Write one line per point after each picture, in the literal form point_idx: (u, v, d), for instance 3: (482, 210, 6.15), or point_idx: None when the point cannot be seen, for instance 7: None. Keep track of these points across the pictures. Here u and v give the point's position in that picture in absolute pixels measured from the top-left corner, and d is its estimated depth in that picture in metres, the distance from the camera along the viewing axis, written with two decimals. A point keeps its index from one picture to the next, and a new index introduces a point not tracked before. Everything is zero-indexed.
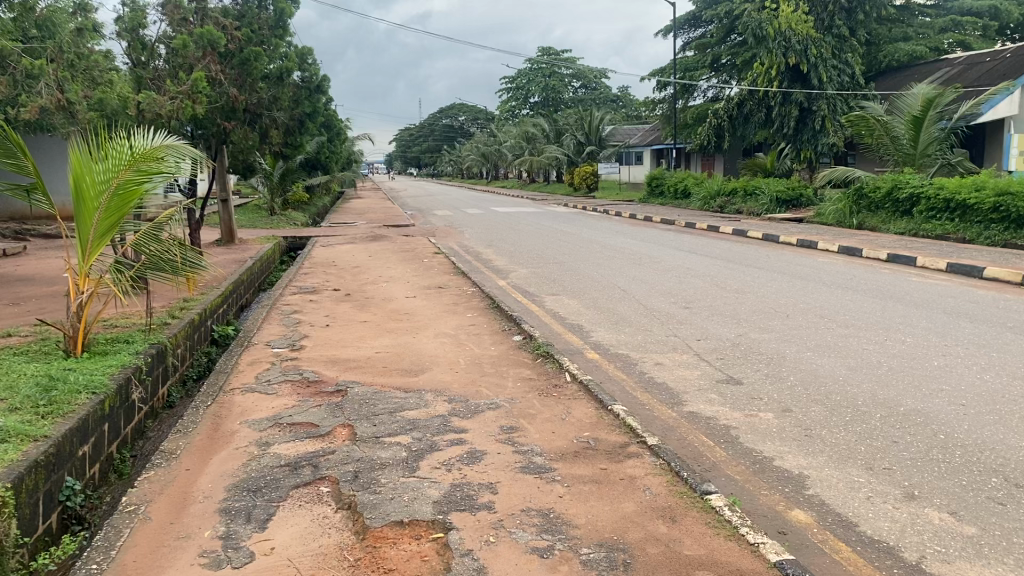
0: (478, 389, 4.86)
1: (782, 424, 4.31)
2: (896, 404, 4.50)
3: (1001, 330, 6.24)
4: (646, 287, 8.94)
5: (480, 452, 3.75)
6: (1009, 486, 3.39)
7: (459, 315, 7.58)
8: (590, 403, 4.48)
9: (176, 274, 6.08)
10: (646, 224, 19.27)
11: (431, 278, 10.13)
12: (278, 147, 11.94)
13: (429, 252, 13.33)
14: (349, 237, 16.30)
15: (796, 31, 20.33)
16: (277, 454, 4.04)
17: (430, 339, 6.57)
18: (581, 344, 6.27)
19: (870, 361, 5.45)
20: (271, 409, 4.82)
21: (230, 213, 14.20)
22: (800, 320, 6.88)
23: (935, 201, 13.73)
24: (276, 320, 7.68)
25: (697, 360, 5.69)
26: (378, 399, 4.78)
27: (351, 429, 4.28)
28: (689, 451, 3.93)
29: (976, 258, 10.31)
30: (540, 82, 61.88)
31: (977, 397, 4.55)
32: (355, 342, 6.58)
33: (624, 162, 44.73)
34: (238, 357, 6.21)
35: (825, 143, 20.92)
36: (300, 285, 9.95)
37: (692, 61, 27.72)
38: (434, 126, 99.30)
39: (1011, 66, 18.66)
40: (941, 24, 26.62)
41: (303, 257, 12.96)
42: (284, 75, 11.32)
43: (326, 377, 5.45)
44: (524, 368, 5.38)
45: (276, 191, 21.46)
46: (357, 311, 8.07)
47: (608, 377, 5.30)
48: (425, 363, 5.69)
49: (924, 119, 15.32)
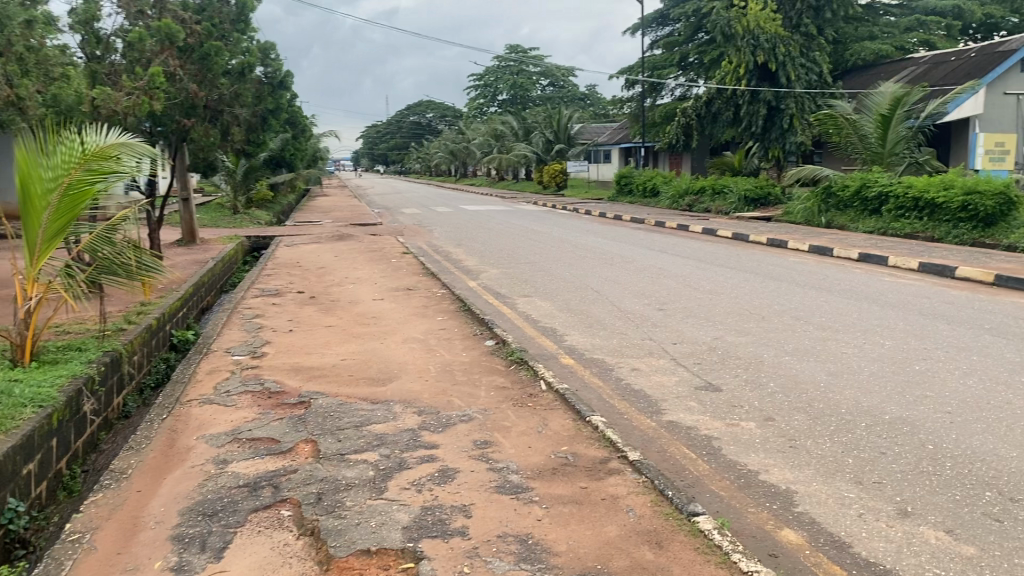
0: (449, 399, 4.65)
1: (766, 434, 4.15)
2: (880, 412, 4.37)
3: (980, 332, 6.17)
4: (619, 288, 8.79)
5: (452, 470, 3.54)
6: (1005, 501, 3.26)
7: (428, 319, 7.35)
8: (568, 414, 4.29)
9: (131, 278, 5.69)
10: (615, 223, 19.17)
11: (399, 279, 9.88)
12: (240, 144, 11.59)
13: (397, 251, 13.06)
14: (315, 237, 15.97)
15: (765, 30, 20.31)
16: (235, 473, 3.79)
17: (398, 345, 6.34)
18: (555, 349, 6.09)
19: (851, 365, 5.32)
20: (230, 423, 4.57)
21: (191, 212, 13.81)
22: (776, 322, 6.76)
23: (903, 200, 13.76)
24: (237, 325, 7.39)
25: (674, 365, 5.52)
26: (343, 411, 4.55)
27: (314, 445, 4.05)
28: (671, 465, 3.75)
29: (946, 258, 10.30)
30: (509, 79, 61.71)
31: (963, 404, 4.44)
32: (320, 348, 6.33)
33: (593, 160, 44.71)
34: (197, 366, 5.92)
35: (793, 142, 20.97)
36: (263, 287, 9.64)
37: (660, 59, 27.70)
38: (402, 124, 98.76)
39: (976, 65, 18.85)
40: (905, 24, 26.89)
41: (266, 257, 12.64)
42: (246, 70, 10.97)
43: (288, 387, 5.19)
44: (497, 376, 5.18)
45: (239, 189, 21.01)
46: (322, 315, 7.81)
47: (585, 384, 5.11)
48: (393, 371, 5.46)
49: (892, 118, 15.35)
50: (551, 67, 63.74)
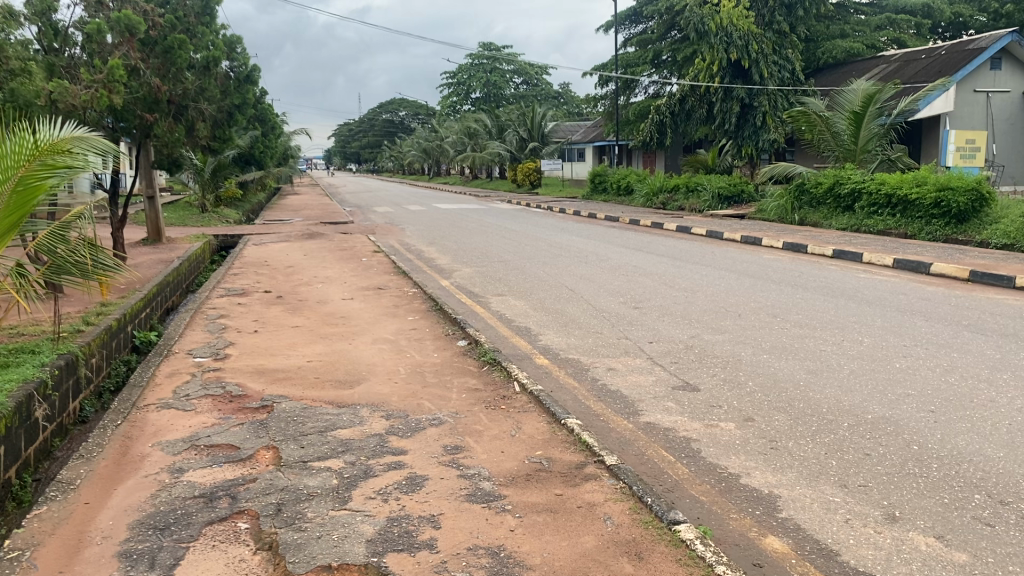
0: (419, 402, 4.47)
1: (746, 436, 4.00)
2: (862, 412, 4.25)
3: (958, 329, 6.10)
4: (593, 286, 8.67)
5: (419, 478, 3.36)
6: (995, 503, 3.15)
7: (399, 319, 7.16)
8: (541, 417, 4.12)
9: (87, 278, 5.43)
10: (590, 221, 19.08)
11: (369, 278, 9.66)
12: (205, 140, 11.28)
13: (367, 250, 12.84)
14: (284, 236, 15.69)
15: (738, 27, 20.33)
16: (191, 483, 3.57)
17: (367, 345, 6.14)
18: (529, 349, 5.92)
19: (830, 363, 5.21)
20: (188, 429, 4.34)
21: (157, 211, 13.49)
22: (753, 320, 6.65)
23: (876, 197, 13.77)
24: (200, 326, 7.14)
25: (651, 364, 5.39)
26: (307, 415, 4.34)
27: (276, 452, 3.85)
28: (649, 469, 3.60)
29: (921, 254, 10.28)
30: (481, 77, 61.38)
31: (945, 403, 4.34)
32: (286, 349, 6.12)
33: (566, 159, 44.63)
34: (156, 368, 5.68)
35: (766, 140, 21.00)
36: (229, 286, 9.37)
37: (633, 57, 27.66)
38: (375, 122, 98.24)
39: (946, 62, 19.00)
40: (876, 22, 27.10)
41: (234, 256, 12.36)
42: (211, 64, 10.59)
43: (251, 391, 4.98)
44: (469, 378, 5.00)
45: (208, 186, 20.64)
46: (289, 315, 7.58)
47: (559, 385, 4.95)
48: (361, 373, 5.27)
49: (864, 115, 15.37)
50: (524, 65, 63.58)
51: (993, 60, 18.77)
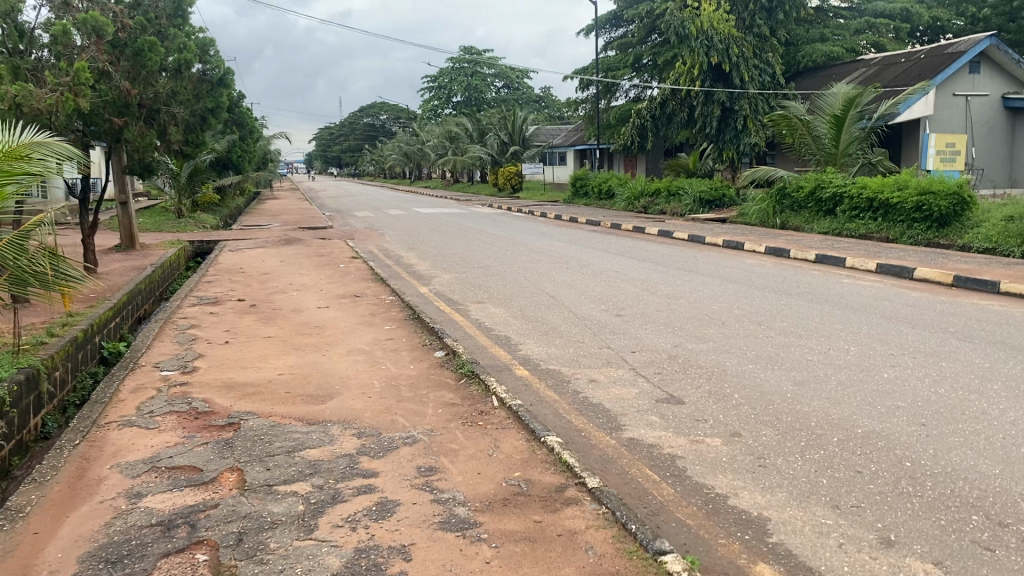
0: (393, 419, 4.28)
1: (733, 452, 3.85)
2: (852, 426, 4.11)
3: (946, 336, 5.99)
4: (574, 293, 8.51)
5: (390, 503, 3.18)
6: (993, 525, 3.01)
7: (375, 328, 6.96)
8: (520, 433, 3.95)
9: (48, 288, 5.16)
10: (572, 225, 18.95)
11: (346, 286, 9.45)
12: (178, 146, 11.00)
13: (346, 256, 12.64)
14: (261, 241, 15.43)
15: (718, 31, 20.31)
16: (148, 509, 3.36)
17: (342, 357, 5.94)
18: (508, 360, 5.75)
19: (817, 374, 5.07)
20: (150, 449, 4.13)
21: (130, 217, 13.22)
22: (737, 328, 6.52)
23: (858, 200, 13.73)
24: (169, 337, 6.91)
25: (633, 375, 5.23)
26: (275, 434, 4.14)
27: (240, 475, 3.65)
28: (633, 490, 3.43)
29: (904, 259, 10.21)
30: (462, 81, 61.19)
31: (937, 416, 4.21)
32: (257, 362, 5.91)
33: (548, 162, 44.59)
34: (120, 383, 5.44)
35: (747, 144, 20.95)
36: (202, 295, 9.14)
37: (613, 60, 27.62)
38: (355, 126, 97.87)
39: (926, 66, 19.05)
40: (856, 26, 27.18)
41: (208, 262, 12.11)
42: (183, 67, 10.31)
43: (218, 407, 4.77)
44: (446, 392, 4.82)
45: (184, 191, 20.32)
46: (262, 324, 7.37)
47: (539, 399, 4.78)
48: (334, 387, 5.07)
49: (845, 119, 15.34)
50: (505, 69, 63.52)
51: (972, 64, 18.83)
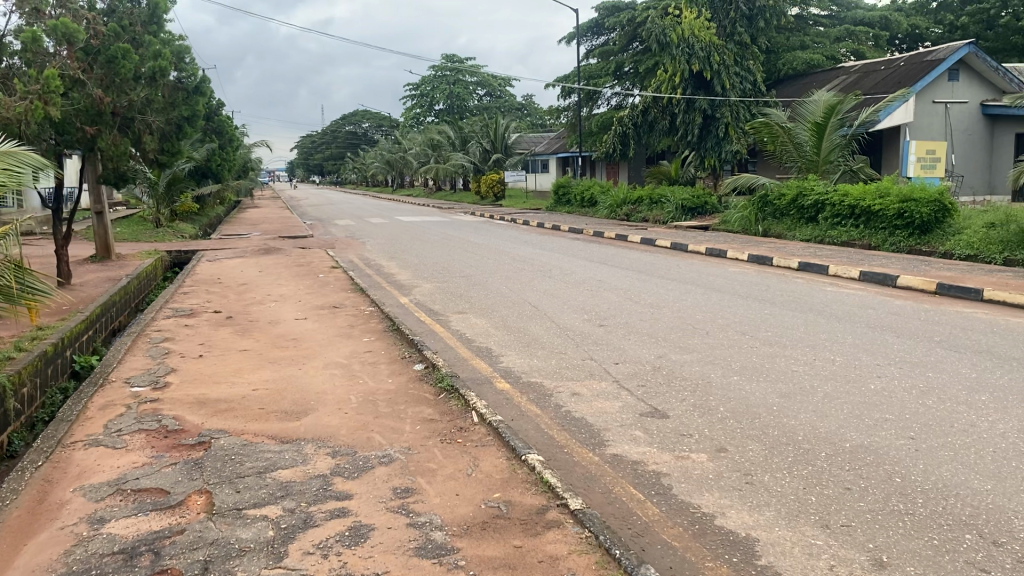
0: (369, 436, 4.15)
1: (719, 469, 3.75)
2: (840, 440, 4.02)
3: (931, 346, 5.94)
4: (557, 303, 8.41)
5: (364, 528, 3.05)
6: (988, 545, 2.92)
7: (354, 340, 6.82)
8: (501, 452, 3.83)
9: (12, 301, 4.98)
10: (554, 233, 18.88)
11: (325, 296, 9.30)
12: (153, 156, 10.73)
13: (325, 266, 12.48)
14: (240, 251, 15.24)
15: (699, 38, 20.33)
16: (111, 536, 3.20)
17: (318, 371, 5.80)
18: (488, 372, 5.63)
19: (804, 386, 4.98)
20: (115, 471, 3.97)
21: (106, 227, 12.99)
22: (721, 338, 6.43)
23: (840, 208, 13.73)
24: (142, 351, 6.73)
25: (617, 388, 5.12)
26: (246, 454, 4.00)
27: (209, 497, 3.51)
28: (616, 510, 3.32)
29: (887, 266, 10.19)
30: (444, 89, 61.17)
31: (927, 429, 4.13)
32: (231, 376, 5.76)
33: (530, 170, 44.59)
34: (89, 400, 5.26)
35: (729, 151, 20.90)
36: (177, 306, 8.95)
37: (595, 68, 27.67)
38: (337, 134, 97.60)
39: (905, 73, 19.17)
40: (836, 34, 27.34)
41: (185, 273, 11.91)
42: (158, 74, 10.10)
43: (189, 425, 4.61)
44: (425, 407, 4.69)
45: (162, 200, 20.08)
46: (237, 337, 7.20)
47: (520, 413, 4.66)
48: (309, 403, 4.93)
49: (826, 126, 15.36)
50: (487, 77, 63.53)
51: (951, 71, 18.97)
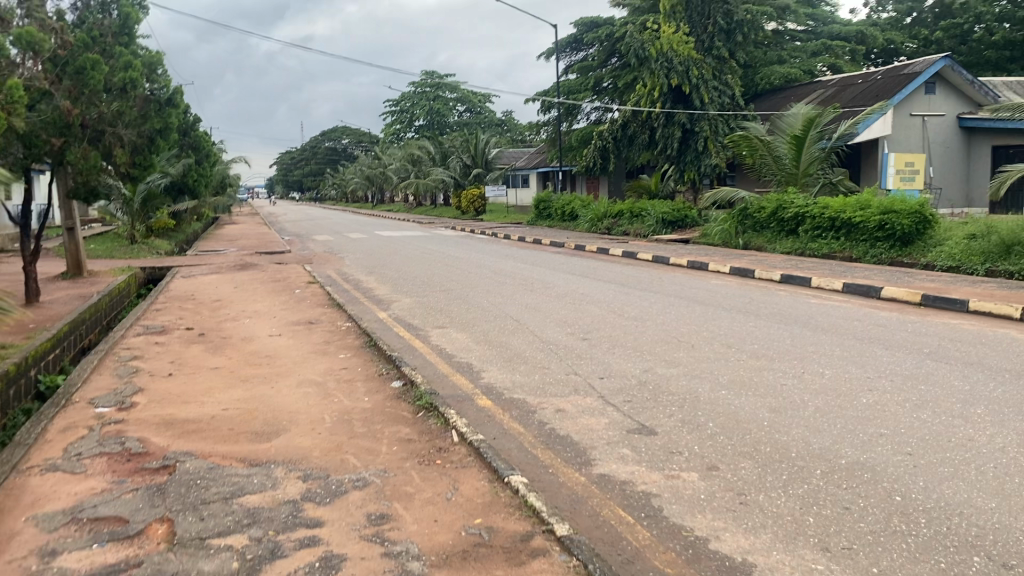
0: (344, 458, 3.95)
1: (711, 488, 3.58)
2: (835, 456, 3.87)
3: (920, 357, 5.83)
4: (538, 317, 8.24)
5: (336, 558, 2.85)
6: (998, 569, 2.77)
7: (328, 357, 6.60)
8: (482, 474, 3.63)
9: None
10: (535, 247, 18.74)
11: (301, 312, 9.08)
12: (125, 170, 10.32)
13: (302, 281, 12.26)
14: (216, 267, 14.96)
15: (677, 53, 20.39)
16: (62, 571, 2.97)
17: (291, 389, 5.59)
18: (469, 389, 5.43)
19: (794, 400, 4.82)
20: (72, 498, 3.72)
21: (78, 244, 12.70)
22: (708, 351, 6.28)
23: (820, 220, 13.67)
24: (108, 369, 6.47)
25: (603, 404, 4.94)
26: (212, 478, 3.77)
27: (170, 526, 3.28)
28: (605, 535, 3.14)
29: (870, 278, 10.12)
30: (424, 105, 61.18)
31: (925, 443, 3.99)
32: (201, 396, 5.53)
33: (511, 185, 44.59)
34: (48, 421, 5.00)
35: (708, 165, 20.72)
36: (148, 324, 8.68)
37: (574, 84, 27.73)
38: (315, 151, 97.25)
39: (882, 87, 19.31)
40: (813, 49, 27.54)
41: (158, 290, 11.60)
42: (129, 86, 9.81)
43: (153, 448, 4.37)
44: (402, 427, 4.49)
45: (137, 217, 19.76)
46: (209, 355, 6.97)
47: (502, 432, 4.46)
48: (280, 424, 4.71)
49: (806, 139, 15.33)
50: (467, 93, 63.65)
51: (928, 85, 19.14)
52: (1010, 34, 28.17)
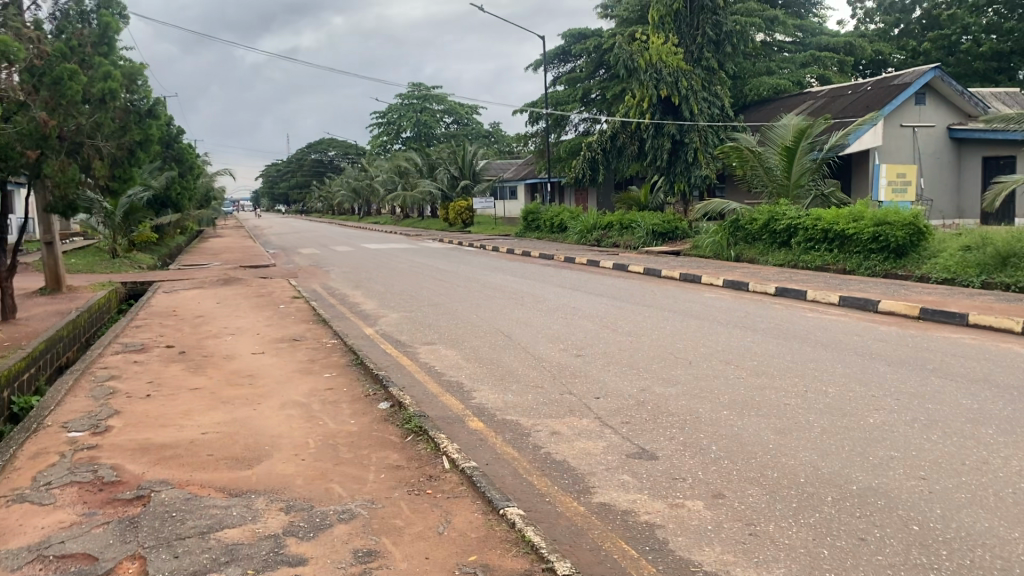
0: (329, 488, 3.73)
1: (718, 518, 3.39)
2: (845, 482, 3.68)
3: (925, 374, 5.67)
4: (531, 332, 8.04)
5: None
6: None
7: (314, 377, 6.38)
8: (475, 505, 3.42)
9: None
10: (524, 259, 18.56)
11: (286, 329, 8.86)
12: (103, 183, 10.03)
13: (287, 296, 12.03)
14: (199, 282, 14.68)
15: (667, 64, 20.31)
16: None
17: (275, 411, 5.36)
18: (461, 410, 5.23)
19: (798, 421, 4.64)
20: (38, 532, 3.44)
21: (56, 258, 12.43)
22: (705, 368, 6.10)
23: (812, 232, 13.55)
24: (84, 390, 6.21)
25: (600, 426, 4.74)
26: (188, 510, 3.52)
27: (141, 565, 3.03)
28: (607, 572, 2.94)
29: (865, 291, 10.00)
30: (411, 117, 61.07)
31: (938, 466, 3.82)
32: (180, 418, 5.29)
33: (499, 197, 44.45)
34: (17, 448, 4.74)
35: (698, 176, 20.62)
36: (127, 341, 8.42)
37: (562, 95, 27.67)
38: (302, 163, 96.91)
39: (872, 98, 19.30)
40: (801, 60, 27.59)
41: (139, 306, 11.32)
42: (109, 97, 9.58)
43: (127, 476, 4.12)
44: (390, 452, 4.28)
45: (119, 230, 19.46)
46: (189, 374, 6.73)
47: (495, 457, 4.26)
48: (263, 449, 4.49)
49: (796, 150, 15.23)
50: (454, 105, 63.57)
51: (917, 96, 19.15)
52: (996, 46, 28.34)
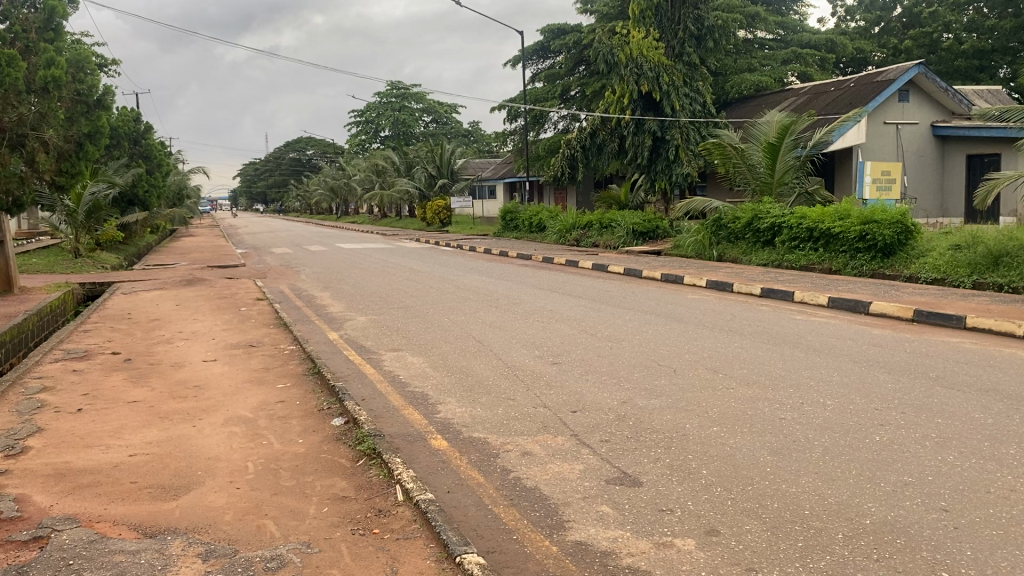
0: (263, 525, 3.22)
1: (713, 562, 2.89)
2: (857, 515, 3.21)
3: (930, 384, 5.22)
4: (504, 337, 7.53)
5: None
6: None
7: (264, 388, 5.82)
8: (427, 550, 2.91)
9: None
10: (501, 260, 18.04)
11: (243, 333, 8.27)
12: (50, 177, 9.46)
13: (251, 297, 11.48)
14: (160, 282, 14.02)
15: (648, 58, 19.73)
16: None
17: (216, 428, 4.82)
18: (423, 427, 4.71)
19: (796, 440, 4.16)
20: None
21: (6, 258, 11.74)
22: (692, 377, 5.62)
23: (797, 231, 13.13)
24: (9, 404, 5.62)
25: (577, 446, 4.24)
26: (90, 557, 2.97)
27: None
28: None
29: (854, 291, 9.60)
30: (390, 116, 60.45)
31: (964, 496, 3.35)
32: (107, 437, 4.72)
33: (477, 196, 43.91)
34: None
35: (679, 174, 20.06)
36: (70, 346, 7.82)
37: (542, 91, 27.21)
38: (280, 163, 95.82)
39: (856, 95, 18.94)
40: (782, 57, 27.29)
41: (91, 308, 10.67)
42: (52, 86, 8.95)
43: (33, 510, 3.55)
44: (337, 479, 3.76)
45: (82, 229, 18.68)
46: (130, 385, 6.14)
47: (458, 483, 3.75)
48: (195, 475, 3.95)
49: (780, 147, 14.85)
50: (434, 103, 63.00)
51: (901, 93, 18.91)
52: (978, 45, 28.25)
